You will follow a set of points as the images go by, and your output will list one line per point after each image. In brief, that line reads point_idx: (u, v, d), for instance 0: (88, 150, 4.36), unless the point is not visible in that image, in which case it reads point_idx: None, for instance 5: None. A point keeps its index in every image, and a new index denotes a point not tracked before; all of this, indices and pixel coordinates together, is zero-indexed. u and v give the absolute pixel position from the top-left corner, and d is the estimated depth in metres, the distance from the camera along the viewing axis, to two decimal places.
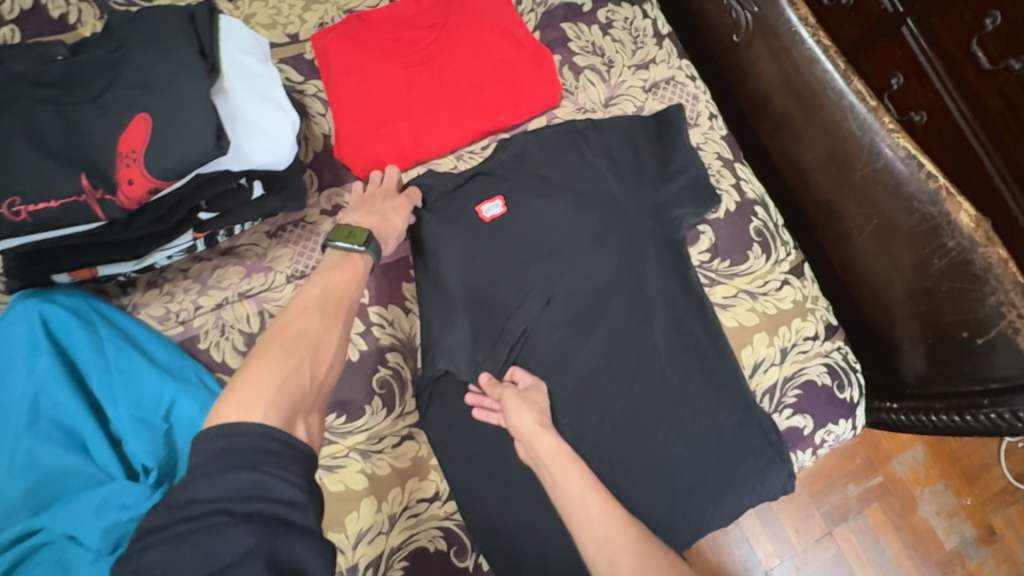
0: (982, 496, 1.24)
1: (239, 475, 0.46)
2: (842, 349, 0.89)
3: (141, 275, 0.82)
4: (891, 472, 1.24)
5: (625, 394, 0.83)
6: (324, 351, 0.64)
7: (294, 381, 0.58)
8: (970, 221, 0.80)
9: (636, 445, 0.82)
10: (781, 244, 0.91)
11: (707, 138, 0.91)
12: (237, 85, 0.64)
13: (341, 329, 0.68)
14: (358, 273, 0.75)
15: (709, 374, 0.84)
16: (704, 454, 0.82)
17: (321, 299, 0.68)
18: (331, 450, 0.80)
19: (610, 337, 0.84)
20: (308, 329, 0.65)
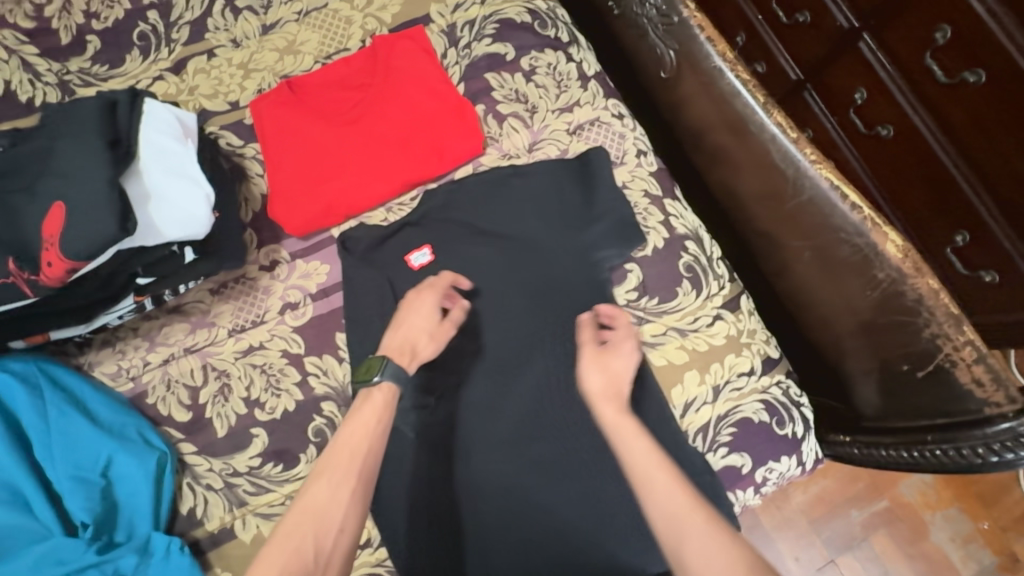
0: (1003, 520, 1.16)
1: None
2: (781, 384, 0.87)
3: (96, 335, 0.88)
4: (898, 496, 1.18)
5: (555, 437, 0.83)
6: (336, 515, 0.61)
7: (297, 563, 0.56)
8: (898, 251, 0.78)
9: (567, 490, 0.81)
10: (713, 278, 0.90)
11: (634, 176, 0.92)
12: (151, 165, 0.69)
13: (357, 486, 0.64)
14: (379, 410, 0.71)
15: (638, 414, 0.83)
16: (636, 498, 0.80)
17: (334, 457, 0.66)
18: (268, 499, 0.83)
19: (538, 380, 0.84)
20: (321, 496, 0.62)
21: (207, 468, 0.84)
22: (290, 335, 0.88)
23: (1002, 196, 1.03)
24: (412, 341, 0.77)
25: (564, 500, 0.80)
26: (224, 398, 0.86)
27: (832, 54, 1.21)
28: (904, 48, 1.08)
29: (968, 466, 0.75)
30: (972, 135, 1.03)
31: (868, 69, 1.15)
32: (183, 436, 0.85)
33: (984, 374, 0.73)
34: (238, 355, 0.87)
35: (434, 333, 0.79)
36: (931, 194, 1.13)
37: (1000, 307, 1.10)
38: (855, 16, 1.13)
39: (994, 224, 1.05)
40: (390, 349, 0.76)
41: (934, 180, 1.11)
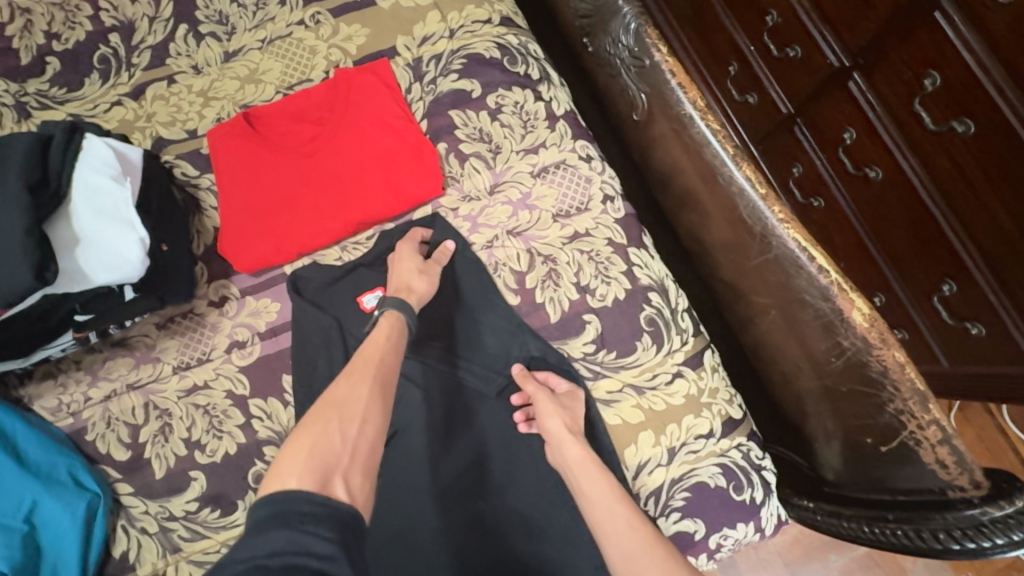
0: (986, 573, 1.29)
1: (276, 531, 0.48)
2: (741, 448, 0.83)
3: (38, 366, 0.86)
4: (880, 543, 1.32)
5: (498, 496, 0.80)
6: (358, 409, 0.63)
7: (325, 442, 0.59)
8: (864, 320, 0.73)
9: (508, 552, 0.78)
10: (676, 333, 0.86)
11: (598, 223, 0.88)
12: (81, 207, 0.67)
13: (375, 385, 0.67)
14: (386, 329, 0.74)
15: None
16: (578, 565, 0.77)
17: (351, 365, 0.68)
18: (203, 545, 0.81)
19: (484, 436, 0.82)
20: (341, 391, 0.65)
21: (143, 510, 0.82)
22: (235, 375, 0.85)
23: (985, 249, 0.98)
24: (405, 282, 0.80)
25: (503, 561, 0.78)
26: (164, 438, 0.84)
27: (821, 91, 1.16)
28: (890, 91, 1.04)
29: (928, 551, 0.71)
30: (959, 184, 0.98)
31: (856, 110, 1.10)
32: (120, 476, 0.83)
33: (947, 456, 0.69)
34: (181, 394, 0.85)
35: (423, 269, 0.82)
36: (915, 242, 1.09)
37: (983, 361, 1.06)
38: (846, 55, 1.09)
39: (981, 277, 1.01)
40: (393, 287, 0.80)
41: (920, 228, 1.07)
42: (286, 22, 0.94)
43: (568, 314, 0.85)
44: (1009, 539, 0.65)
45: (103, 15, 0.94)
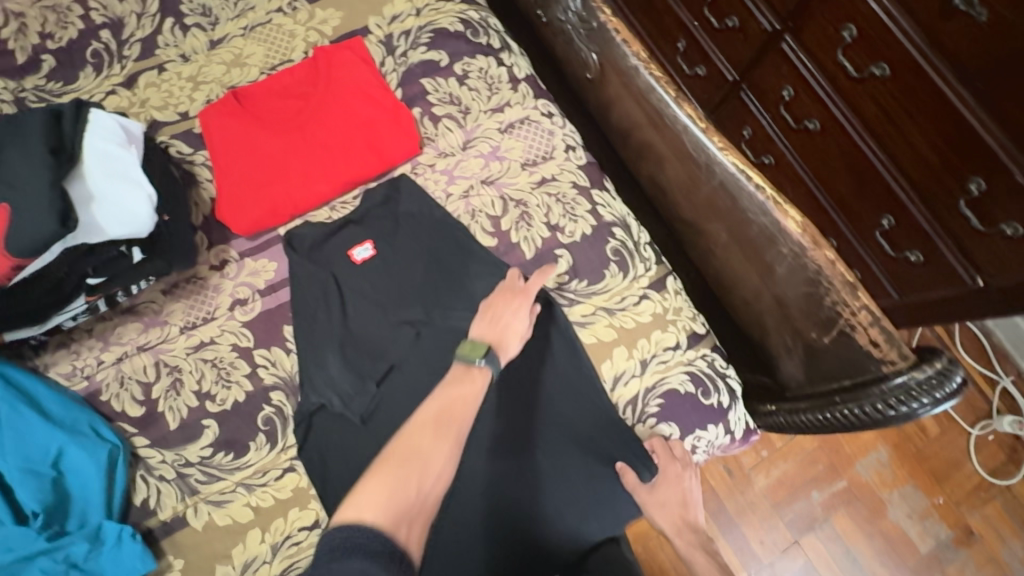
0: (956, 496, 1.57)
1: (351, 562, 0.54)
2: (706, 357, 0.92)
3: (52, 337, 0.91)
4: (856, 476, 1.58)
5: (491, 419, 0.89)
6: (436, 467, 0.68)
7: (400, 493, 0.62)
8: (798, 227, 0.84)
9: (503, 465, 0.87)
10: (640, 261, 0.95)
11: (563, 169, 0.98)
12: (93, 168, 0.74)
13: (454, 442, 0.71)
14: (476, 387, 0.78)
15: (566, 387, 0.89)
16: (568, 469, 0.87)
17: (439, 412, 0.73)
18: (219, 486, 0.86)
19: None
20: (421, 443, 0.69)
21: (160, 459, 0.87)
22: (239, 330, 0.92)
23: (916, 183, 1.11)
24: (508, 336, 0.83)
25: (500, 473, 0.87)
26: (175, 392, 0.90)
27: (759, 53, 1.29)
28: (816, 46, 1.16)
29: (870, 422, 0.81)
30: (883, 123, 1.11)
31: (789, 66, 1.23)
32: (136, 430, 0.88)
33: (878, 336, 0.80)
34: (189, 351, 0.92)
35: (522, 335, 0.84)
36: (857, 183, 1.21)
37: (925, 284, 1.19)
38: (776, 18, 1.21)
39: (914, 206, 1.13)
40: (493, 339, 0.83)
41: (857, 167, 1.19)
42: (265, 10, 1.03)
43: (542, 250, 0.94)
44: (931, 398, 0.76)
45: (93, 14, 1.02)
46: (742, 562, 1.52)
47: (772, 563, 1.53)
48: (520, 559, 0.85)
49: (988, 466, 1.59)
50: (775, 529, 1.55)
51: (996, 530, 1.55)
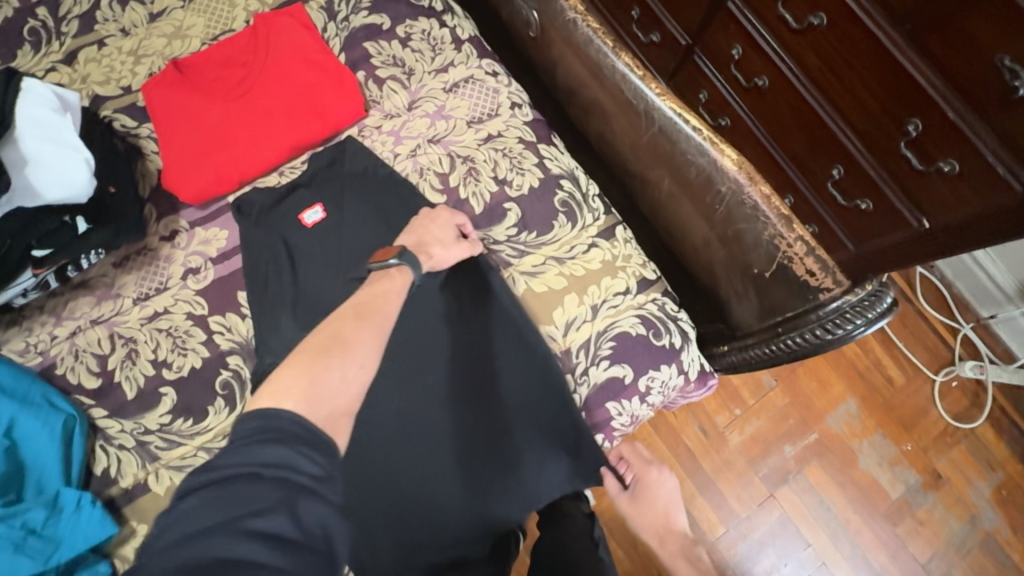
0: (923, 442, 1.62)
1: (271, 447, 0.52)
2: (656, 301, 0.95)
3: (3, 316, 0.91)
4: (827, 428, 1.62)
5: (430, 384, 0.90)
6: (355, 354, 0.65)
7: (319, 376, 0.60)
8: (734, 165, 0.86)
9: (439, 431, 0.89)
10: (588, 211, 0.97)
11: (509, 125, 0.99)
12: (27, 133, 0.74)
13: (375, 331, 0.69)
14: (396, 284, 0.78)
15: (505, 352, 0.90)
16: (502, 432, 0.88)
17: (358, 305, 0.72)
18: (181, 452, 0.87)
19: (417, 336, 0.92)
20: (345, 331, 0.67)
21: (119, 429, 0.88)
22: (193, 298, 0.93)
23: (860, 131, 1.13)
24: (426, 244, 0.85)
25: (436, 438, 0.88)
26: (132, 362, 0.90)
27: (705, 12, 1.31)
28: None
29: (812, 348, 0.86)
30: (824, 72, 1.13)
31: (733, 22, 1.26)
32: (93, 401, 0.89)
33: (813, 265, 0.83)
34: (144, 321, 0.92)
35: (446, 244, 0.87)
36: (805, 135, 1.23)
37: (874, 232, 1.21)
38: None
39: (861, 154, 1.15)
40: (411, 245, 0.84)
41: (804, 119, 1.21)
42: None
43: (490, 204, 0.95)
44: (865, 318, 0.81)
45: None
46: (719, 518, 1.55)
47: (749, 517, 1.55)
48: (457, 527, 0.86)
49: (953, 412, 1.64)
50: (750, 484, 1.58)
51: (962, 472, 1.60)
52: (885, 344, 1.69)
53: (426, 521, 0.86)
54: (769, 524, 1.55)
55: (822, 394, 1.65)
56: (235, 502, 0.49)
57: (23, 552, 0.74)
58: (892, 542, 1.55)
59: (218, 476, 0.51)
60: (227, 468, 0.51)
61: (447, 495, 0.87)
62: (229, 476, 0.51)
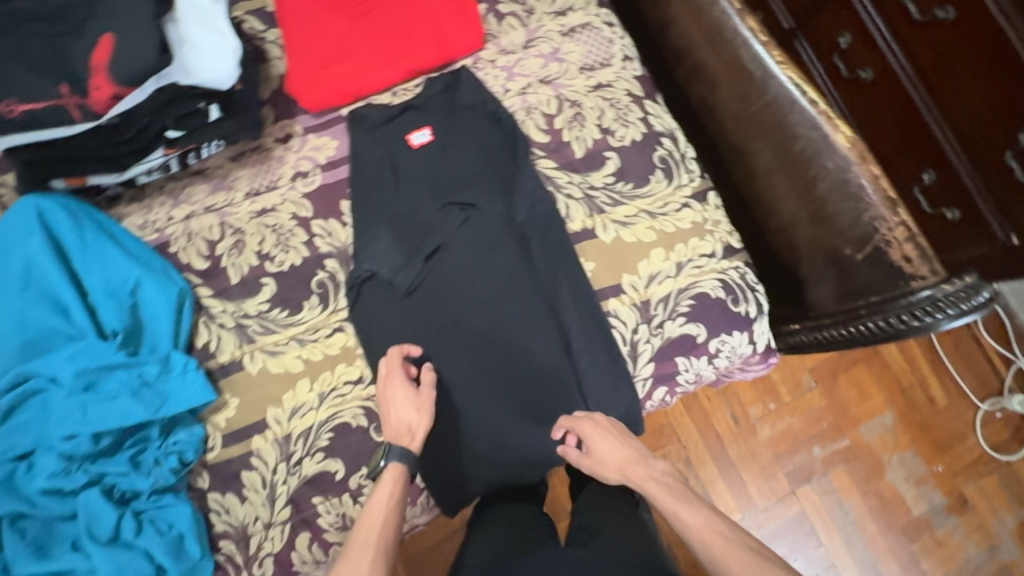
0: (955, 466, 1.60)
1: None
2: (739, 269, 0.96)
3: (126, 190, 0.98)
4: (859, 436, 1.61)
5: (497, 318, 0.91)
6: (363, 569, 0.68)
7: None
8: (846, 141, 0.88)
9: (498, 366, 0.91)
10: (685, 171, 0.98)
11: (619, 77, 1.01)
12: (187, 15, 0.80)
13: (377, 554, 0.71)
14: (391, 489, 0.78)
15: (575, 299, 0.92)
16: (559, 376, 0.91)
17: (359, 529, 0.73)
18: (274, 339, 0.93)
19: (495, 273, 0.92)
20: (346, 564, 0.69)
21: (221, 310, 0.94)
22: (300, 200, 0.98)
23: (964, 136, 1.07)
24: (402, 427, 0.82)
25: (494, 372, 0.91)
26: (238, 251, 0.96)
27: None
28: None
29: (894, 334, 0.87)
30: (937, 70, 1.09)
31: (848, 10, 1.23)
32: (201, 281, 0.95)
33: (911, 250, 0.85)
34: (252, 216, 0.97)
35: (418, 405, 0.83)
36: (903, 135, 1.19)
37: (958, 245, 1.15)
38: None
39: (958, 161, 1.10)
40: (393, 430, 0.83)
41: (904, 118, 1.17)
42: None
43: (592, 150, 0.97)
44: (955, 310, 0.82)
45: None
46: (736, 504, 1.55)
47: (768, 508, 1.56)
48: (501, 455, 0.91)
49: (992, 441, 1.62)
50: (773, 477, 1.57)
51: (989, 501, 1.58)
52: (932, 363, 1.65)
53: (489, 438, 0.90)
54: (787, 518, 1.55)
55: (859, 401, 1.63)
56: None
57: (137, 400, 0.82)
58: (906, 557, 1.55)
59: None
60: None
61: (511, 420, 0.90)
62: None
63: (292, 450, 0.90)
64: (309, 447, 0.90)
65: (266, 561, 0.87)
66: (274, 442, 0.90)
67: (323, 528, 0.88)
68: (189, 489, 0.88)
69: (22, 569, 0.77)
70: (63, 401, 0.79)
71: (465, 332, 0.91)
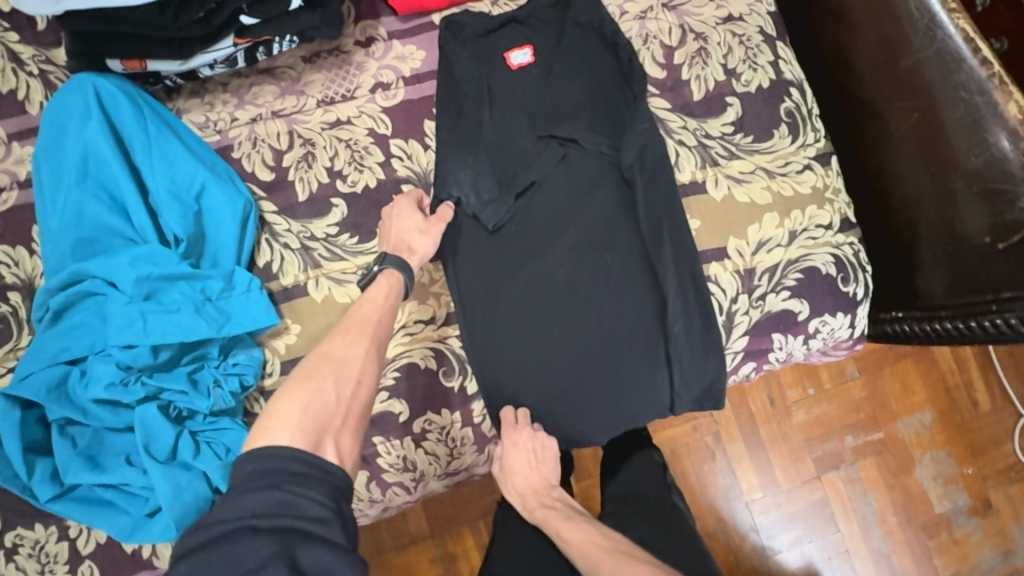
0: (986, 470, 1.50)
1: (264, 494, 0.53)
2: (854, 245, 0.87)
3: (186, 83, 0.87)
4: (894, 430, 1.50)
5: (585, 268, 0.84)
6: (354, 370, 0.67)
7: (319, 402, 0.62)
8: (1018, 111, 0.75)
9: (580, 320, 0.84)
10: (811, 129, 0.87)
11: (752, 10, 0.88)
12: None
13: (371, 348, 0.70)
14: (384, 295, 0.75)
15: (676, 257, 0.84)
16: (646, 338, 0.84)
17: (349, 320, 0.72)
18: (342, 266, 0.86)
19: (590, 219, 0.85)
20: (339, 348, 0.69)
21: (286, 228, 0.86)
22: (378, 115, 0.87)
23: None
24: (406, 239, 0.80)
25: (575, 327, 0.84)
26: (307, 165, 0.87)
27: None
28: None
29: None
30: None
31: None
32: (265, 195, 0.86)
33: None
34: (325, 126, 0.87)
35: (423, 229, 0.81)
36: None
37: None
38: None
39: None
40: (390, 243, 0.80)
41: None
42: None
43: (712, 94, 0.86)
44: None
45: None
46: (760, 483, 1.47)
47: (792, 490, 1.48)
48: (572, 416, 0.86)
49: None
50: (801, 461, 1.48)
51: (1013, 508, 1.49)
52: (982, 366, 1.52)
53: (564, 393, 0.85)
54: (808, 502, 1.47)
55: (901, 395, 1.51)
56: (227, 564, 0.49)
57: (199, 315, 0.75)
58: (921, 552, 1.48)
59: (207, 539, 0.51)
60: (218, 526, 0.51)
61: (586, 380, 0.84)
62: (219, 537, 0.51)
63: None
64: None
65: None
66: None
67: (382, 468, 0.84)
68: (244, 414, 0.83)
69: (75, 477, 0.73)
70: (124, 307, 0.73)
71: (551, 280, 0.84)
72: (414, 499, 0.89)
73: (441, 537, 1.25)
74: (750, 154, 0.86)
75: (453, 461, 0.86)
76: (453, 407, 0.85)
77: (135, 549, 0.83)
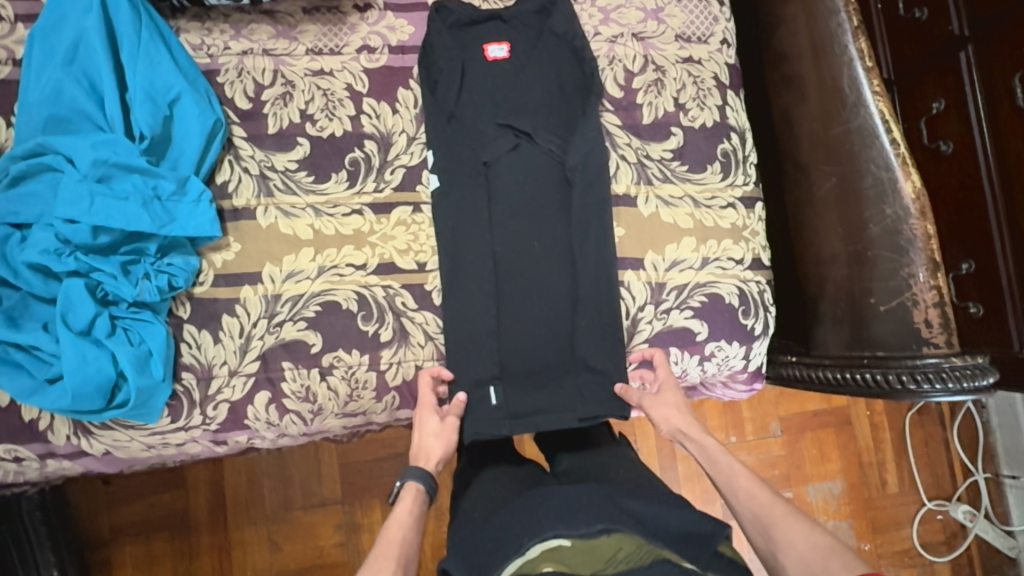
0: (881, 548, 1.52)
1: None
2: (759, 284, 0.96)
3: (191, 7, 0.94)
4: (804, 493, 1.52)
5: (517, 250, 0.92)
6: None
7: None
8: (913, 191, 0.86)
9: (502, 294, 0.92)
10: (742, 172, 0.97)
11: (711, 58, 0.98)
12: None
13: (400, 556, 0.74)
14: (407, 508, 0.81)
15: (595, 257, 0.91)
16: (556, 323, 0.92)
17: (376, 547, 0.75)
18: (292, 201, 0.92)
19: (529, 207, 0.93)
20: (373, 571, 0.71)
21: (250, 155, 0.92)
22: (358, 73, 0.95)
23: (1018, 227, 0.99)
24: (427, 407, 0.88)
25: (497, 301, 0.91)
26: (284, 103, 0.93)
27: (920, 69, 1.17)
28: (997, 72, 1.01)
29: (889, 390, 0.86)
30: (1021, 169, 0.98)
31: (954, 82, 1.09)
32: (238, 121, 0.93)
33: (935, 316, 0.84)
34: (308, 73, 0.95)
35: (438, 431, 0.88)
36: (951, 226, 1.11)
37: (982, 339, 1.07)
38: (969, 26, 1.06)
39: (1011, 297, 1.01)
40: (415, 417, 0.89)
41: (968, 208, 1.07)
42: None
43: (660, 121, 0.95)
44: (943, 385, 0.83)
45: None
46: None
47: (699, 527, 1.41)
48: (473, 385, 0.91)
49: (923, 538, 1.54)
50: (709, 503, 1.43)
51: None
52: (897, 450, 1.56)
53: (471, 360, 0.91)
54: None
55: (815, 461, 1.54)
56: None
57: (146, 209, 0.81)
58: None
59: None
60: None
61: (493, 352, 0.91)
62: None
63: (277, 311, 0.89)
64: (294, 313, 0.89)
65: (221, 406, 0.88)
66: (262, 298, 0.89)
67: (285, 394, 0.89)
68: (168, 314, 0.88)
69: None
70: (76, 184, 0.79)
71: (481, 257, 0.91)
72: (310, 432, 0.93)
73: (350, 505, 1.28)
74: (682, 179, 0.94)
75: (353, 402, 0.91)
76: (363, 350, 0.90)
77: (32, 419, 0.86)
